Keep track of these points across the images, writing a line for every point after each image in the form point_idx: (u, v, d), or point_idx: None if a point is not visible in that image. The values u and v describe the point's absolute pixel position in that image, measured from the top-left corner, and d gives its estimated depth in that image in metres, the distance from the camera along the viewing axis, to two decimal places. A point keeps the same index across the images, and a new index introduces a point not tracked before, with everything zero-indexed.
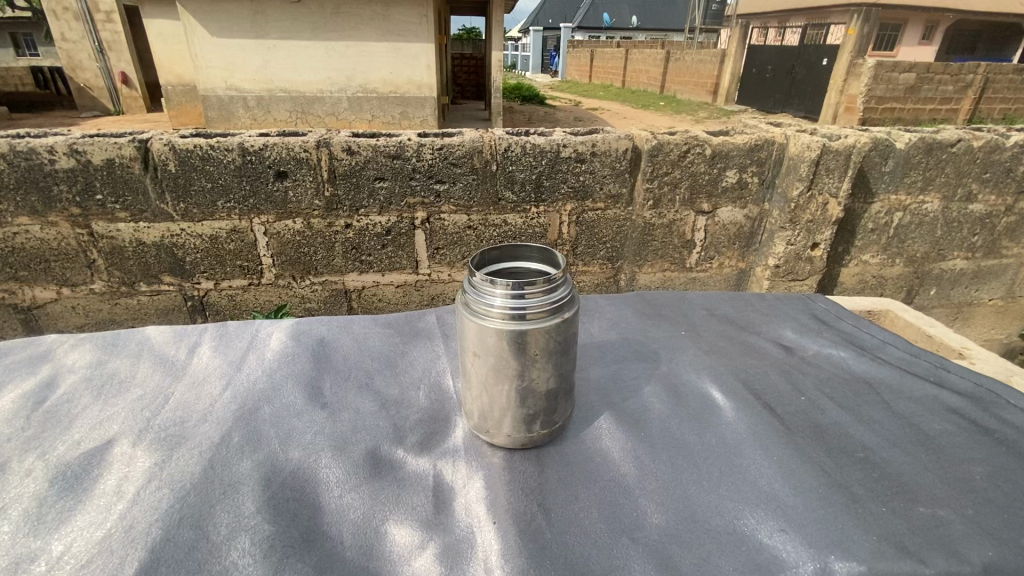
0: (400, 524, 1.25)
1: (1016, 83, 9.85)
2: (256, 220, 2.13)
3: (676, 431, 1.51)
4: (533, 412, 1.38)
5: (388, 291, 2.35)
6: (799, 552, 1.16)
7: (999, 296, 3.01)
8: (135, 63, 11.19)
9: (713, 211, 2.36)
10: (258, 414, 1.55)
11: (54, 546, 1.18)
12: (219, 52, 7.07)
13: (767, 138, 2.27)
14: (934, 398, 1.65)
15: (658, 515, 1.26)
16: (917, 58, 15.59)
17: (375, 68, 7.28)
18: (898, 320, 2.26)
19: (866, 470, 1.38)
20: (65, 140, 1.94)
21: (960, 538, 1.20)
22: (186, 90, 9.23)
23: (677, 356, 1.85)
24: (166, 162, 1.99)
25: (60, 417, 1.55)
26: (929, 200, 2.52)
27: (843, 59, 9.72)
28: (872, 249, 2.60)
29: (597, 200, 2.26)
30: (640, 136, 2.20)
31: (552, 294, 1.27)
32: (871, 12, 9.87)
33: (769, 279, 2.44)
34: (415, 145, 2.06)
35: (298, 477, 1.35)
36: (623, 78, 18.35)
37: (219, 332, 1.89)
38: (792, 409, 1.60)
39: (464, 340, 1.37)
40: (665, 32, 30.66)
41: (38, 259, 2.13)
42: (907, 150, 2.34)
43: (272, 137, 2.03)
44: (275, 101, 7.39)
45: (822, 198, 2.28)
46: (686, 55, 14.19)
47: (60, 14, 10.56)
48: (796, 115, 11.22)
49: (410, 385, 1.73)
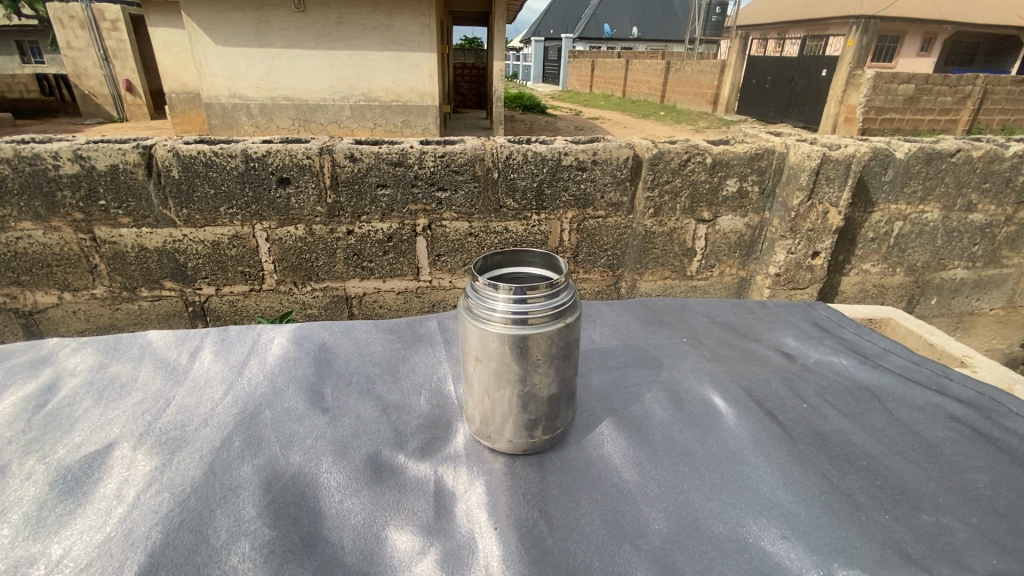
0: (401, 529, 1.24)
1: (1015, 94, 9.93)
2: (258, 226, 2.14)
3: (679, 438, 1.50)
4: (534, 418, 1.38)
5: (388, 297, 2.35)
6: (802, 560, 1.15)
7: (1000, 306, 3.00)
8: (139, 70, 11.33)
9: (713, 219, 2.37)
10: (258, 419, 1.55)
11: (53, 550, 1.17)
12: (222, 60, 7.14)
13: (767, 147, 2.29)
14: (936, 406, 1.64)
15: (660, 521, 1.25)
16: (913, 68, 15.79)
17: (377, 77, 7.36)
18: (898, 329, 2.27)
19: (869, 477, 1.38)
20: (70, 146, 1.96)
21: (964, 547, 1.19)
22: (190, 98, 9.30)
23: (678, 362, 1.85)
24: (169, 169, 2.00)
25: (62, 420, 1.55)
26: (929, 210, 2.52)
27: (843, 70, 9.62)
28: (872, 258, 2.60)
29: (597, 207, 2.27)
30: (641, 145, 2.22)
31: (554, 298, 1.27)
32: (870, 24, 9.97)
33: (769, 287, 2.45)
34: (417, 153, 2.08)
35: (298, 482, 1.35)
36: (623, 88, 18.50)
37: (220, 337, 1.88)
38: (794, 416, 1.60)
39: (465, 346, 1.37)
40: (665, 42, 31.01)
41: (40, 263, 2.14)
42: (907, 159, 2.36)
43: (275, 144, 2.05)
44: (277, 109, 7.45)
45: (823, 207, 2.28)
46: (687, 65, 14.33)
47: (66, 23, 10.61)
48: (795, 126, 11.29)
49: (411, 390, 1.72)
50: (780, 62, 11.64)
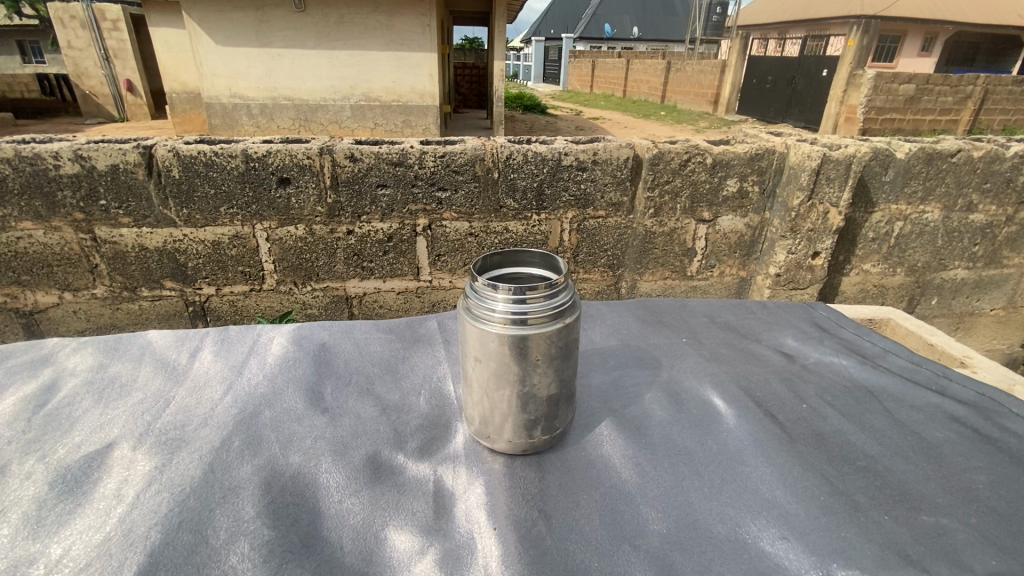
0: (400, 530, 1.24)
1: (1015, 94, 9.92)
2: (258, 226, 2.14)
3: (678, 438, 1.50)
4: (534, 418, 1.38)
5: (388, 297, 2.35)
6: (801, 560, 1.15)
7: (1001, 306, 3.00)
8: (140, 71, 11.34)
9: (713, 219, 2.37)
10: (258, 418, 1.55)
11: (52, 549, 1.17)
12: (223, 60, 7.14)
13: (767, 147, 2.28)
14: (936, 407, 1.64)
15: (659, 521, 1.25)
16: (913, 68, 15.80)
17: (378, 77, 7.36)
18: (898, 329, 2.26)
19: (869, 478, 1.38)
20: (71, 146, 1.96)
21: (964, 547, 1.19)
22: (191, 98, 9.32)
23: (679, 362, 1.85)
24: (170, 168, 2.01)
25: (62, 420, 1.56)
26: (929, 210, 2.52)
27: (843, 71, 9.62)
28: (872, 258, 2.60)
29: (598, 207, 2.27)
30: (641, 145, 2.22)
31: (553, 298, 1.27)
32: (871, 24, 9.97)
33: (769, 288, 2.45)
34: (417, 153, 2.08)
35: (298, 482, 1.35)
36: (623, 88, 18.51)
37: (220, 337, 1.89)
38: (793, 417, 1.60)
39: (465, 345, 1.37)
40: (665, 41, 31.02)
41: (40, 263, 2.14)
42: (907, 159, 2.35)
43: (275, 144, 2.05)
44: (278, 109, 7.45)
45: (823, 207, 2.28)
46: (687, 65, 14.32)
47: (67, 23, 10.62)
48: (795, 125, 11.29)
49: (411, 390, 1.72)
50: (780, 62, 11.64)
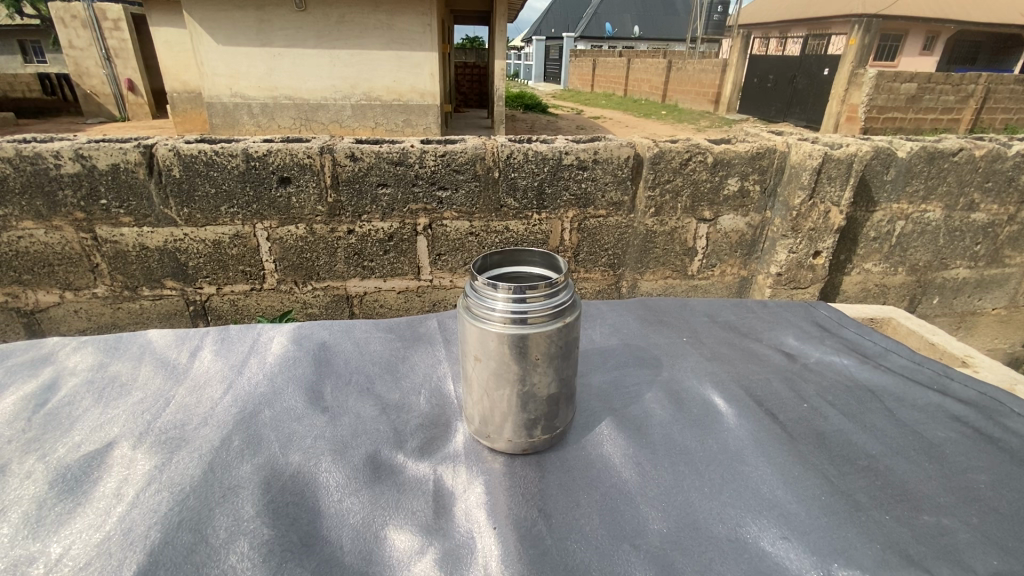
0: (400, 529, 1.24)
1: (1018, 93, 9.89)
2: (258, 225, 2.14)
3: (679, 438, 1.50)
4: (534, 417, 1.38)
5: (389, 296, 2.35)
6: (802, 560, 1.15)
7: (1003, 305, 2.99)
8: (141, 71, 11.36)
9: (714, 219, 2.37)
10: (258, 418, 1.55)
11: (52, 548, 1.17)
12: (224, 60, 7.15)
13: (768, 146, 2.28)
14: (937, 406, 1.63)
15: (660, 521, 1.25)
16: (914, 67, 15.77)
17: (379, 77, 7.35)
18: (900, 328, 2.26)
19: (869, 477, 1.37)
20: (72, 146, 1.96)
21: (965, 547, 1.19)
22: (193, 98, 9.35)
23: (679, 361, 1.84)
24: (171, 168, 2.00)
25: (62, 419, 1.56)
26: (930, 210, 2.52)
27: (844, 71, 9.59)
28: (873, 258, 2.60)
29: (598, 206, 2.26)
30: (642, 144, 2.21)
31: (553, 298, 1.27)
32: (872, 23, 9.95)
33: (770, 287, 2.44)
34: (418, 152, 2.08)
35: (298, 482, 1.35)
36: (624, 87, 18.50)
37: (220, 336, 1.89)
38: (794, 416, 1.59)
39: (465, 345, 1.37)
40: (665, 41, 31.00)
41: (41, 263, 2.14)
42: (908, 158, 2.34)
43: (276, 143, 2.05)
44: (279, 108, 7.46)
45: (824, 207, 2.27)
46: (687, 65, 14.31)
47: (69, 23, 10.63)
48: (796, 125, 11.28)
49: (411, 390, 1.72)
50: (781, 61, 11.63)
